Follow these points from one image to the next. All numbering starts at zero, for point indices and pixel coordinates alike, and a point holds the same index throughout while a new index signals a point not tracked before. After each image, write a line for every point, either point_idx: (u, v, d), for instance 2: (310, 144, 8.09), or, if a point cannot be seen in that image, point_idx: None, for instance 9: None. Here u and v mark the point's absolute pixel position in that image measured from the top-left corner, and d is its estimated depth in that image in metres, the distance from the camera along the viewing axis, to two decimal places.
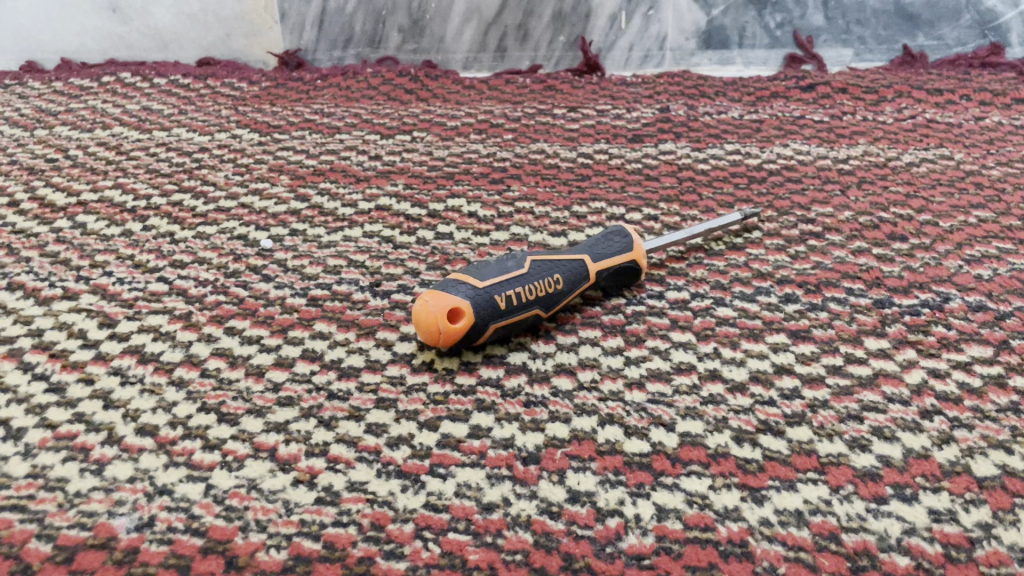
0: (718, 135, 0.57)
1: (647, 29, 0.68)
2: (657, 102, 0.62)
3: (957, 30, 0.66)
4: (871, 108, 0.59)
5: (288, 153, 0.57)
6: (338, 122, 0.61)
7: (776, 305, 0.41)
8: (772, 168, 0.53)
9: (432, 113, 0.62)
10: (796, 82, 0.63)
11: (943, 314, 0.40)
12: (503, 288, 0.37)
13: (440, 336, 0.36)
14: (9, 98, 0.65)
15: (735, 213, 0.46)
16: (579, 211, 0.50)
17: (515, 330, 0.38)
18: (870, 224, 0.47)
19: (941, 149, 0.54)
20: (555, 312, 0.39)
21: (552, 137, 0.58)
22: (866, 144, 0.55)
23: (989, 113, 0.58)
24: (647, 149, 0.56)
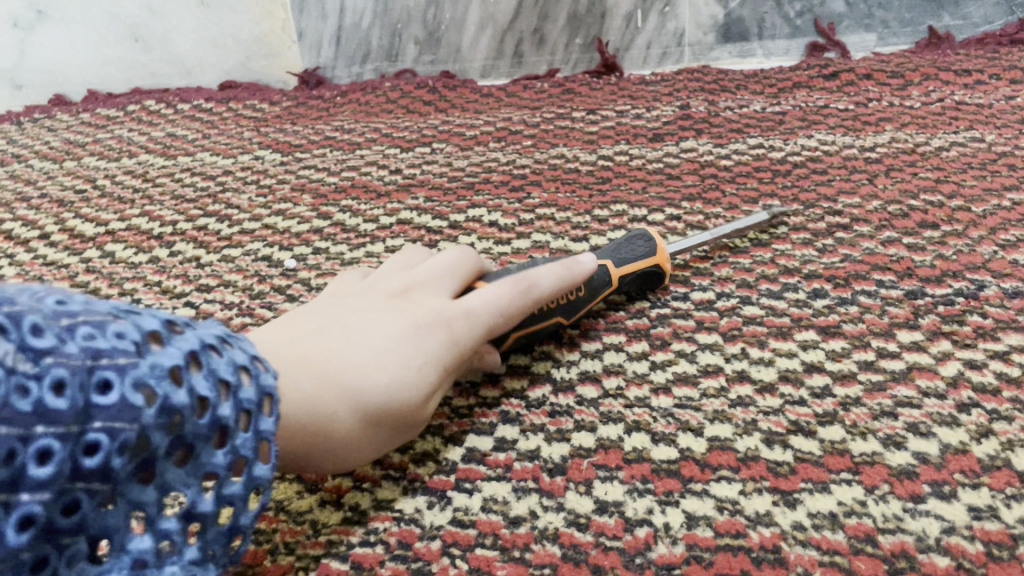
0: (740, 129, 0.57)
1: (664, 26, 0.67)
2: (676, 100, 0.62)
3: (984, 8, 0.64)
4: (897, 93, 0.58)
5: (310, 172, 0.58)
6: (359, 138, 0.62)
7: (804, 302, 0.40)
8: (796, 161, 0.52)
9: (451, 124, 0.63)
10: (819, 70, 0.62)
11: (978, 303, 0.38)
12: None
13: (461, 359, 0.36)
14: (39, 132, 0.67)
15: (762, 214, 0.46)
16: (600, 214, 0.50)
17: (535, 338, 0.38)
18: (899, 212, 0.46)
19: (971, 132, 0.52)
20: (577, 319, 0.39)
21: (572, 141, 0.58)
22: (893, 130, 0.54)
23: (1020, 92, 0.56)
24: (668, 148, 0.56)
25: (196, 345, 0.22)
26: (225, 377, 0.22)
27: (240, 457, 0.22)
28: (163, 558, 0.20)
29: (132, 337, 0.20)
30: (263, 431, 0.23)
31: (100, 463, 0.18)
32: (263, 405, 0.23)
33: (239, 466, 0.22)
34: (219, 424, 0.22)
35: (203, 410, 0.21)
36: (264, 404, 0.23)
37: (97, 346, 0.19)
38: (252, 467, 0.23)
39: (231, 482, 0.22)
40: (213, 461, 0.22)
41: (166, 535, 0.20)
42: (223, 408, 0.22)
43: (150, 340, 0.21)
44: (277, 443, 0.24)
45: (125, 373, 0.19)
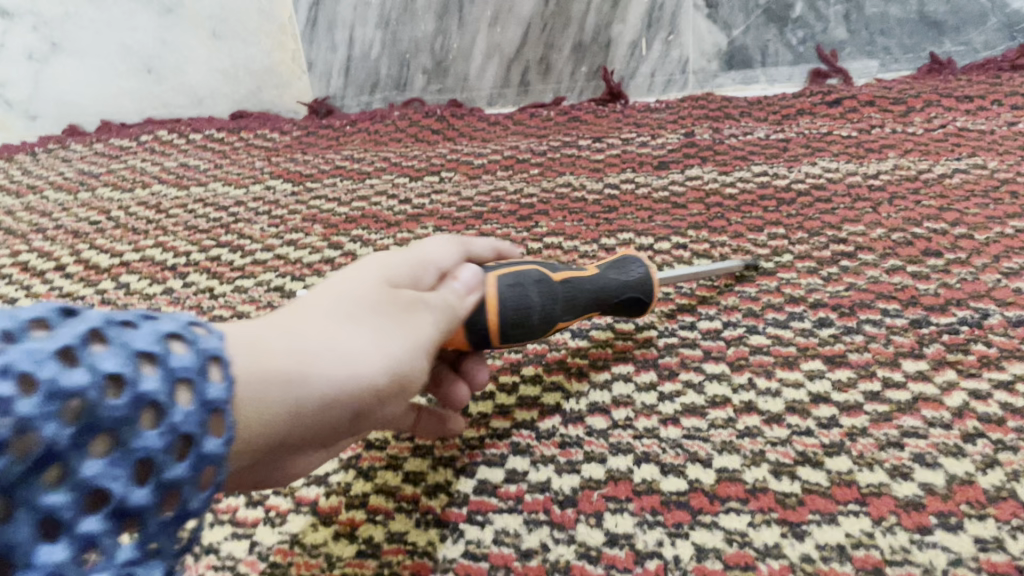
0: (745, 157, 0.57)
1: (668, 55, 0.68)
2: (681, 127, 0.62)
3: (985, 34, 0.63)
4: (900, 119, 0.58)
5: (320, 202, 0.59)
6: (368, 167, 0.63)
7: (810, 331, 0.41)
8: (800, 189, 0.53)
9: (458, 153, 0.64)
10: (822, 97, 0.63)
11: (983, 332, 0.39)
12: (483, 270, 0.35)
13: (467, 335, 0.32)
14: (54, 163, 0.68)
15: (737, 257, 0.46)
16: (607, 243, 0.51)
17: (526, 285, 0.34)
18: (903, 240, 0.46)
19: (974, 158, 0.53)
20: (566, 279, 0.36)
21: (579, 170, 0.59)
22: (896, 158, 0.54)
23: (1022, 117, 0.56)
24: (673, 176, 0.57)
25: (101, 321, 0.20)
26: (145, 348, 0.20)
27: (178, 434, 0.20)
28: (89, 565, 0.18)
29: (12, 330, 0.18)
30: (208, 399, 0.21)
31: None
32: (203, 371, 0.21)
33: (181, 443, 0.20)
34: (142, 401, 0.19)
35: (114, 388, 0.19)
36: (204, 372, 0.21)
37: None
38: (196, 446, 0.20)
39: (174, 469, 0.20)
40: (142, 444, 0.19)
41: (89, 538, 0.18)
42: (144, 382, 0.19)
43: (38, 331, 0.19)
44: (230, 418, 0.22)
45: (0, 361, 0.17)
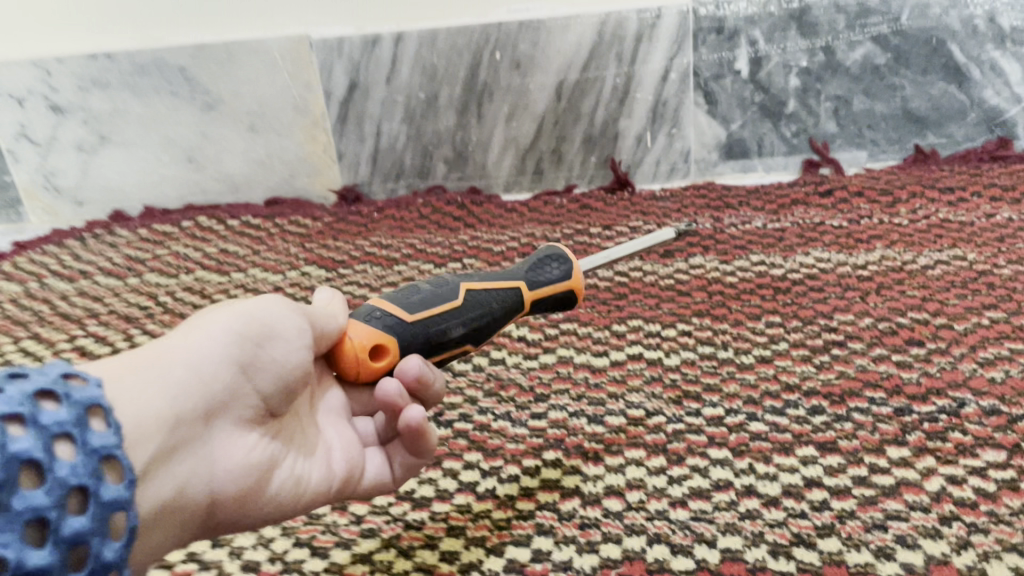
0: (744, 246, 0.62)
1: (671, 146, 0.73)
2: (685, 216, 0.67)
3: (965, 127, 0.68)
4: (887, 210, 0.63)
5: (352, 288, 0.63)
6: (395, 254, 0.68)
7: (804, 418, 0.45)
8: (795, 278, 0.57)
9: (479, 240, 0.69)
10: (815, 188, 0.68)
11: (959, 420, 0.43)
12: None
13: (361, 323, 0.37)
14: (102, 248, 0.73)
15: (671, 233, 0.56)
16: (618, 328, 0.55)
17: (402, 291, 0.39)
18: (889, 330, 0.51)
19: (955, 250, 0.57)
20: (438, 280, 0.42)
21: (591, 257, 0.64)
22: (883, 248, 0.59)
23: (999, 209, 0.61)
24: (678, 263, 0.61)
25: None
26: (16, 415, 0.23)
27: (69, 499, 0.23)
28: None
29: None
30: (94, 456, 0.24)
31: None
32: (77, 424, 0.24)
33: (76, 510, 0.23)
34: (19, 461, 0.22)
35: None
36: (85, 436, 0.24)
37: None
38: (91, 496, 0.23)
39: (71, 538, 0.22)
40: (30, 502, 0.22)
41: None
42: (18, 444, 0.22)
43: None
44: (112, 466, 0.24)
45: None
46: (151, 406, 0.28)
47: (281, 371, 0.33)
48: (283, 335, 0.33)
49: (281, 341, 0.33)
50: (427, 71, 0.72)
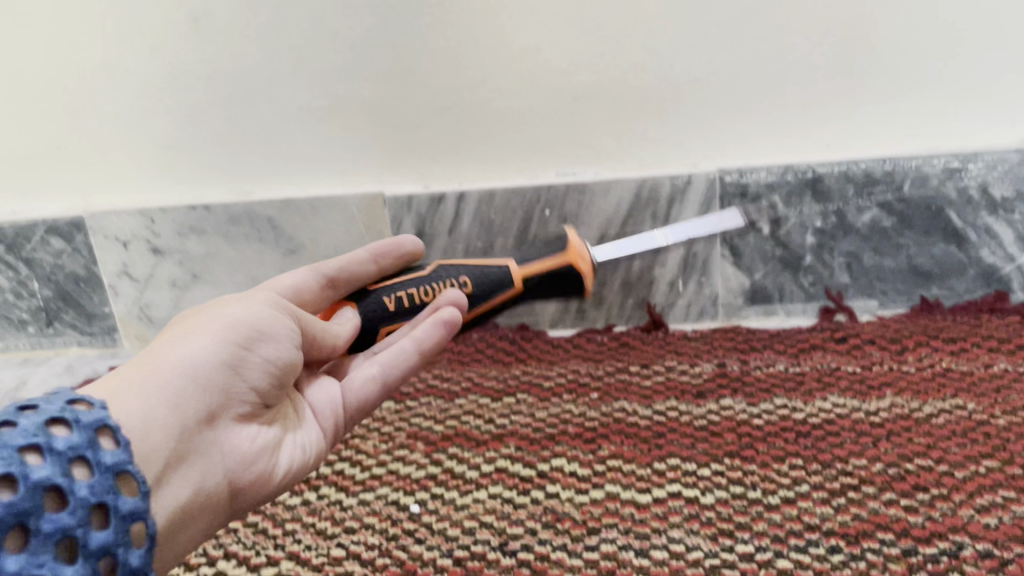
0: (768, 389, 0.70)
1: (701, 291, 0.82)
2: (714, 357, 0.76)
3: (965, 281, 0.77)
4: (896, 358, 0.71)
5: (419, 420, 0.71)
6: (456, 386, 0.76)
7: (824, 556, 0.51)
8: (815, 422, 0.65)
9: (530, 374, 0.77)
10: (830, 334, 0.76)
11: (958, 561, 0.50)
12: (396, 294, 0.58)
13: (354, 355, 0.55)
14: None
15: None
16: (659, 466, 0.62)
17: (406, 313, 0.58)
18: (898, 474, 0.58)
19: (957, 399, 0.65)
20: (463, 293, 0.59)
21: (631, 395, 0.72)
22: (893, 395, 0.66)
23: (997, 359, 0.69)
24: (709, 404, 0.69)
25: (13, 432, 0.31)
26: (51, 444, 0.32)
27: (92, 499, 0.32)
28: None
29: None
30: (103, 467, 0.33)
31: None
32: (91, 448, 0.33)
33: (96, 505, 0.32)
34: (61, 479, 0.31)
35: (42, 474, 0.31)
36: (90, 450, 0.33)
37: None
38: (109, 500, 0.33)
39: (95, 522, 0.32)
40: (71, 504, 0.31)
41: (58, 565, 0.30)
42: (57, 465, 0.31)
43: None
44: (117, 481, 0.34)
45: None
46: (179, 399, 0.41)
47: (267, 365, 0.46)
48: (270, 339, 0.47)
49: (269, 342, 0.47)
50: (484, 224, 0.83)
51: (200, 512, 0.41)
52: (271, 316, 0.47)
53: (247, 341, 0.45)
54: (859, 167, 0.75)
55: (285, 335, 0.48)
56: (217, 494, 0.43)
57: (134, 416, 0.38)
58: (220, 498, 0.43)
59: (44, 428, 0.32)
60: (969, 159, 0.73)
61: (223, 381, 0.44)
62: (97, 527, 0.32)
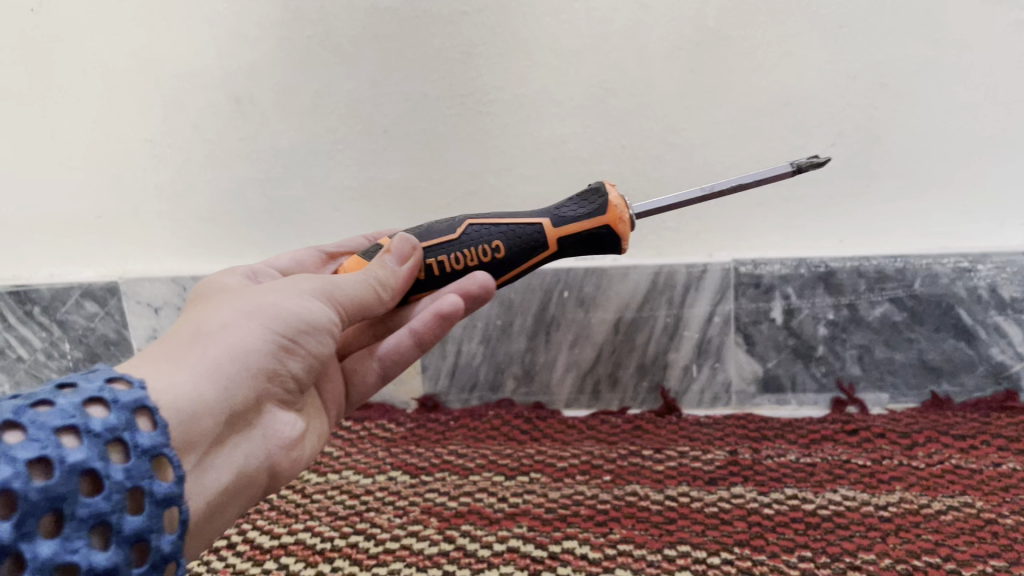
0: (779, 478, 0.71)
1: (714, 377, 0.83)
2: (726, 445, 0.77)
3: (975, 378, 0.78)
4: (906, 452, 0.72)
5: (434, 495, 0.72)
6: (470, 462, 0.77)
7: None
8: (825, 514, 0.65)
9: (544, 453, 0.78)
10: (841, 426, 0.78)
11: None
12: (431, 255, 0.57)
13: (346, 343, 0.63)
14: None
15: (788, 166, 0.62)
16: (669, 552, 0.62)
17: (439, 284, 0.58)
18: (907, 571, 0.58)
19: (965, 496, 0.66)
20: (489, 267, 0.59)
21: (643, 479, 0.73)
22: (902, 490, 0.67)
23: (1006, 458, 0.70)
24: (721, 491, 0.70)
25: (52, 412, 0.33)
26: (89, 427, 0.33)
27: (127, 483, 0.34)
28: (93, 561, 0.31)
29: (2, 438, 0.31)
30: (141, 448, 0.35)
31: (11, 537, 0.29)
32: (130, 429, 0.35)
33: (131, 488, 0.34)
34: (98, 463, 0.33)
35: (78, 459, 0.32)
36: (127, 431, 0.35)
37: None
38: (144, 480, 0.35)
39: (130, 507, 0.34)
40: (108, 487, 0.33)
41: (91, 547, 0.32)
42: (94, 448, 0.33)
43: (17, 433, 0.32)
44: (154, 460, 0.36)
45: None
46: (222, 385, 0.43)
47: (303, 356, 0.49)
48: (313, 331, 0.49)
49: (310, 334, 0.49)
50: (504, 303, 0.85)
51: (240, 493, 0.46)
52: (318, 308, 0.49)
53: (291, 335, 0.47)
54: (871, 263, 0.77)
55: (326, 327, 0.50)
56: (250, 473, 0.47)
57: (189, 406, 0.40)
58: (257, 479, 0.48)
59: (82, 410, 0.34)
60: (978, 259, 0.75)
61: (263, 371, 0.46)
62: (133, 511, 0.34)
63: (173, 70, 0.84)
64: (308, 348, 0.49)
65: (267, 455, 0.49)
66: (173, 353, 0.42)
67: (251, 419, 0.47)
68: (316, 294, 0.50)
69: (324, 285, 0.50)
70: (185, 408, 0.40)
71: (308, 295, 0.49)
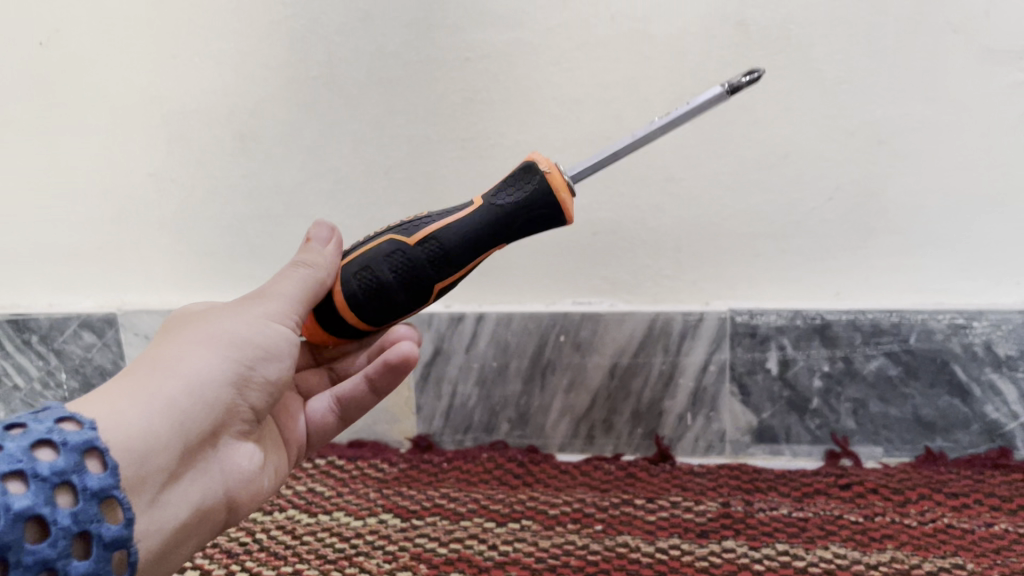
0: (771, 533, 0.70)
1: (709, 425, 0.83)
2: (719, 496, 0.77)
3: (970, 435, 0.78)
4: (898, 509, 0.72)
5: (424, 540, 0.72)
6: (462, 507, 0.77)
7: None
8: (815, 571, 0.65)
9: (536, 499, 0.78)
10: (835, 479, 0.78)
11: None
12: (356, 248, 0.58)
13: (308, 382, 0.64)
14: None
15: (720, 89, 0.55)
16: None
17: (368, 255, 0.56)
18: None
19: (956, 557, 0.65)
20: (420, 235, 0.55)
21: (634, 529, 0.72)
22: (893, 549, 0.67)
23: (998, 518, 0.70)
24: (712, 545, 0.69)
25: (0, 457, 0.35)
26: (39, 472, 0.36)
27: (73, 527, 0.36)
28: None
29: None
30: (88, 492, 0.37)
31: None
32: (77, 474, 0.37)
33: (78, 532, 0.36)
34: (45, 508, 0.35)
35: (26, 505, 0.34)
36: (74, 474, 0.37)
37: None
38: (90, 524, 0.37)
39: (75, 551, 0.36)
40: (55, 531, 0.35)
41: None
42: (43, 494, 0.35)
43: None
44: (98, 505, 0.38)
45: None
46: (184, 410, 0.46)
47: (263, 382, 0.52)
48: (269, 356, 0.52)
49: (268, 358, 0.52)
50: (500, 345, 0.85)
51: (201, 524, 0.48)
52: (275, 334, 0.52)
53: (250, 360, 0.50)
54: (867, 316, 0.77)
55: (283, 353, 0.53)
56: (210, 503, 0.49)
57: (148, 431, 0.43)
58: (214, 513, 0.50)
59: (30, 454, 0.36)
60: (974, 317, 0.75)
61: (220, 403, 0.48)
62: (77, 555, 0.36)
63: (179, 106, 0.85)
64: (264, 377, 0.52)
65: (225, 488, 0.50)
66: (137, 378, 0.45)
67: (212, 448, 0.49)
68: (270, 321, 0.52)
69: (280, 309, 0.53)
70: (134, 447, 0.42)
71: (264, 323, 0.52)
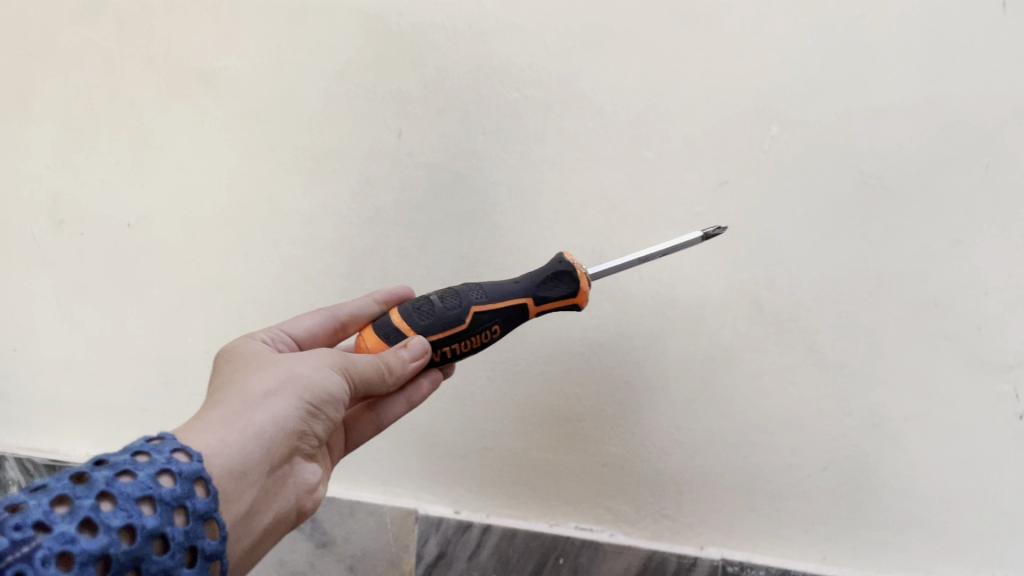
0: None
1: None
2: None
3: None
4: None
5: None
6: None
7: None
8: None
9: None
10: None
11: None
12: (441, 346, 0.68)
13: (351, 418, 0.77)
14: None
15: (698, 235, 0.73)
16: None
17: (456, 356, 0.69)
18: None
19: None
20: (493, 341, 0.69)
21: None
22: None
23: None
24: None
25: (135, 483, 0.46)
26: (164, 498, 0.46)
27: (184, 543, 0.47)
28: None
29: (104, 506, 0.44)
30: (197, 514, 0.49)
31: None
32: (189, 501, 0.48)
33: (186, 547, 0.47)
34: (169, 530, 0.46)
35: (154, 527, 0.45)
36: (187, 499, 0.48)
37: (94, 526, 0.43)
38: (197, 541, 0.48)
39: (185, 561, 0.47)
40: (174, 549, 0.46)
41: None
42: (167, 516, 0.46)
43: (112, 503, 0.44)
44: (202, 521, 0.49)
45: (102, 534, 0.42)
46: (268, 436, 0.58)
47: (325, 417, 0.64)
48: (332, 398, 0.63)
49: (330, 402, 0.63)
50: (502, 559, 0.90)
51: (276, 528, 0.61)
52: (334, 380, 0.63)
53: (315, 401, 0.62)
54: None
55: (341, 396, 0.64)
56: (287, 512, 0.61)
57: (240, 451, 0.55)
58: (287, 518, 0.62)
59: (155, 481, 0.47)
60: None
61: (291, 430, 0.60)
62: (186, 564, 0.47)
63: (241, 297, 0.94)
64: (326, 414, 0.64)
65: (295, 498, 0.62)
66: (230, 409, 0.57)
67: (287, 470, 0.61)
68: (332, 366, 0.64)
69: (341, 360, 0.65)
70: (234, 462, 0.54)
71: (328, 369, 0.63)
